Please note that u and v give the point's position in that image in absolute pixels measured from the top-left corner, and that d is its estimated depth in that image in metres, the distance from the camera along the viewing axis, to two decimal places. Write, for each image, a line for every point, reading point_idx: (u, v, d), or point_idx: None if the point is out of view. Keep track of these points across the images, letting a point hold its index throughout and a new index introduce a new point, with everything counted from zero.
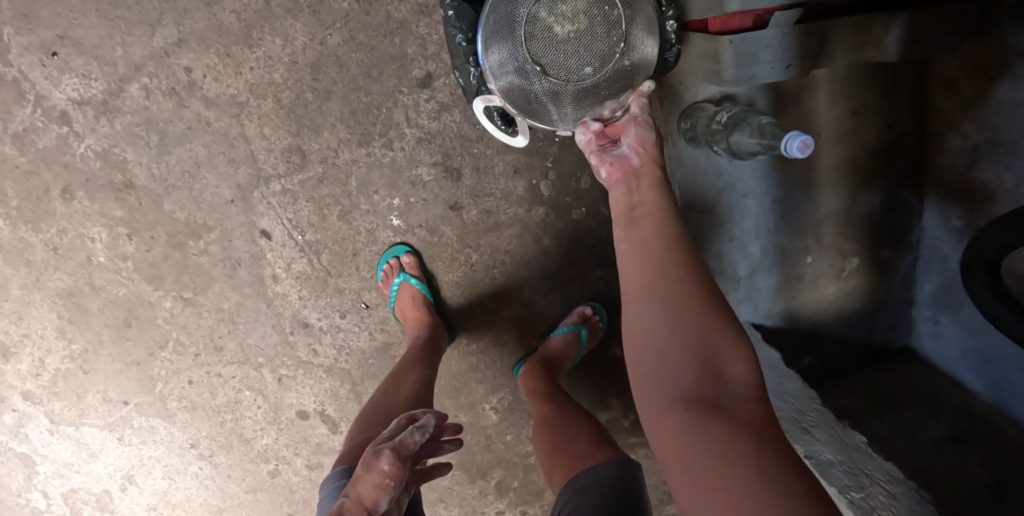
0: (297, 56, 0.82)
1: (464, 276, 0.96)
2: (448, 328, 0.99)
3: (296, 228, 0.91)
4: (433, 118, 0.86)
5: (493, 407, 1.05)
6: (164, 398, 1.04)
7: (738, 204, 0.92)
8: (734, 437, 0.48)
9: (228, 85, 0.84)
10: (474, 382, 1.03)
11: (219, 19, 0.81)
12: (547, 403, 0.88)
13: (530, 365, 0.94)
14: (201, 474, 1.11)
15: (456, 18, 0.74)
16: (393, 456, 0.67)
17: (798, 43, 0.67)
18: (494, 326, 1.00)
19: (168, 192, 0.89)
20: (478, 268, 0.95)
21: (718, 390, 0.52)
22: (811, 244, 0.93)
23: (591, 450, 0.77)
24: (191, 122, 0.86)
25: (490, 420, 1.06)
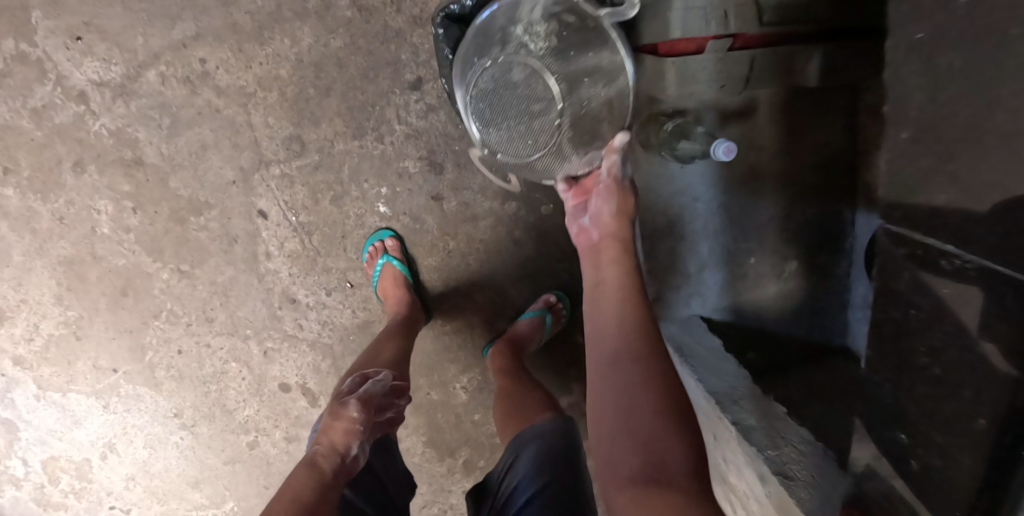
0: (303, 56, 0.92)
1: (442, 262, 1.06)
2: (426, 309, 1.08)
3: (291, 210, 0.99)
4: (421, 117, 0.96)
5: (463, 387, 1.14)
6: (153, 366, 1.10)
7: (689, 207, 1.04)
8: (660, 502, 0.50)
9: (238, 77, 0.93)
10: (447, 361, 1.12)
11: (234, 18, 0.91)
12: (508, 376, 0.98)
13: (497, 345, 1.04)
14: (182, 444, 1.17)
15: (444, 35, 0.84)
16: (359, 404, 0.76)
17: (731, 66, 0.80)
18: (467, 309, 1.09)
19: (175, 170, 0.97)
20: (455, 255, 1.05)
21: (655, 441, 0.53)
22: (754, 247, 1.05)
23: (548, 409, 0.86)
24: (201, 109, 0.94)
25: (460, 399, 1.15)
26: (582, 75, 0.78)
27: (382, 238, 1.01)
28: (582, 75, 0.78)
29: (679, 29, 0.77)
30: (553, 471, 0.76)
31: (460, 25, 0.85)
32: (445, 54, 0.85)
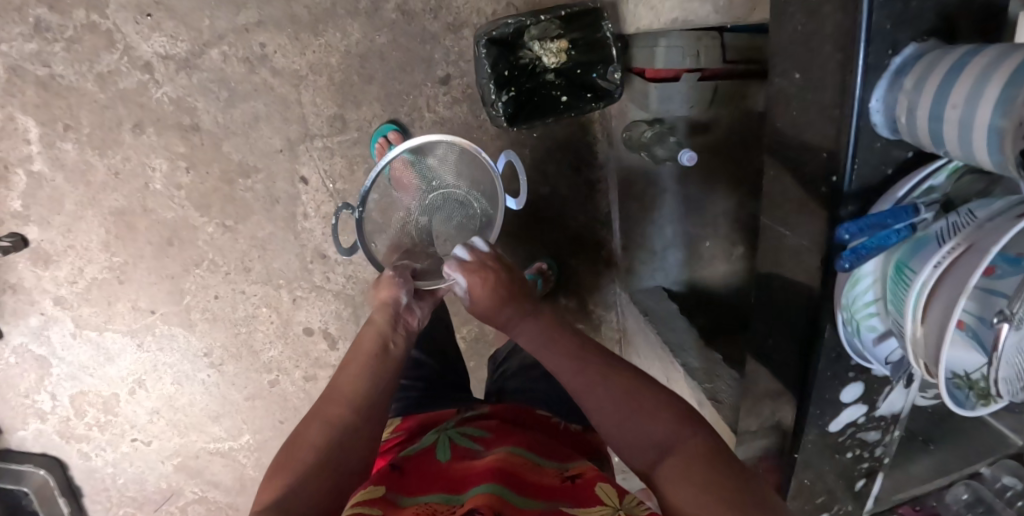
0: (351, 48, 1.09)
1: None
2: None
3: (329, 178, 1.16)
4: (447, 107, 1.15)
5: (463, 337, 1.35)
6: (189, 310, 1.24)
7: (659, 198, 1.23)
8: (667, 468, 0.56)
9: (293, 61, 1.09)
10: (451, 313, 1.32)
11: (293, 10, 1.06)
12: None
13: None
14: (207, 381, 1.31)
15: (485, 56, 0.96)
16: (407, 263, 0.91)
17: (697, 93, 1.04)
18: None
19: (228, 137, 1.11)
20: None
21: (647, 427, 0.60)
22: (710, 232, 1.25)
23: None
24: (257, 85, 1.09)
25: (458, 346, 1.36)
26: (588, 88, 1.01)
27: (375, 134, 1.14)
28: (588, 88, 1.01)
29: (663, 61, 0.99)
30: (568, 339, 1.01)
31: (494, 46, 0.96)
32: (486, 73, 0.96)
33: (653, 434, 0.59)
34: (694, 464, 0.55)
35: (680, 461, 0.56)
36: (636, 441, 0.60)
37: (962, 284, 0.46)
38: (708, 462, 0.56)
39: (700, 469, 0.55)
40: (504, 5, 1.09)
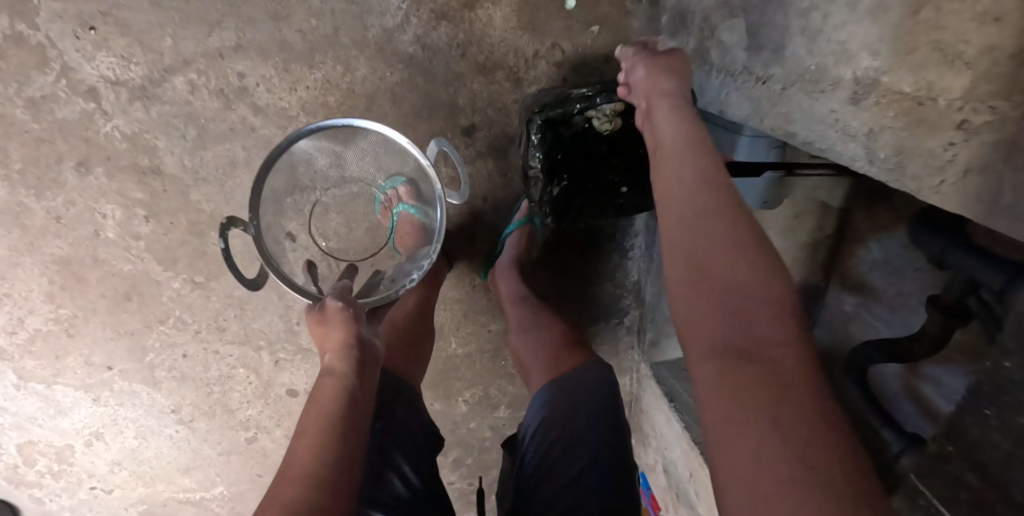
0: (355, 86, 0.88)
1: (464, 294, 1.04)
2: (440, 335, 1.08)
3: (321, 236, 0.95)
4: (469, 161, 0.94)
5: (465, 399, 1.16)
6: (153, 366, 1.07)
7: None
8: (752, 409, 0.41)
9: (280, 98, 0.87)
10: (453, 378, 1.13)
11: (283, 35, 0.84)
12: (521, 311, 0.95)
13: (500, 273, 0.99)
14: (176, 436, 1.16)
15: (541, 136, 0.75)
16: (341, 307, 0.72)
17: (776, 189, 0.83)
18: (480, 335, 1.09)
19: (198, 184, 0.91)
20: (479, 289, 1.03)
21: (755, 402, 0.41)
22: None
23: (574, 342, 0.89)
24: (234, 125, 0.88)
25: (459, 409, 1.18)
26: None
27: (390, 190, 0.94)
28: None
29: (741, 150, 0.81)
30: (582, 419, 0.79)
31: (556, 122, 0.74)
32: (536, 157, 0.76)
33: (741, 415, 0.41)
34: (797, 413, 0.40)
35: (775, 423, 0.40)
36: (723, 351, 0.45)
37: None
38: (822, 423, 0.39)
39: (806, 412, 0.40)
40: (548, 46, 0.88)
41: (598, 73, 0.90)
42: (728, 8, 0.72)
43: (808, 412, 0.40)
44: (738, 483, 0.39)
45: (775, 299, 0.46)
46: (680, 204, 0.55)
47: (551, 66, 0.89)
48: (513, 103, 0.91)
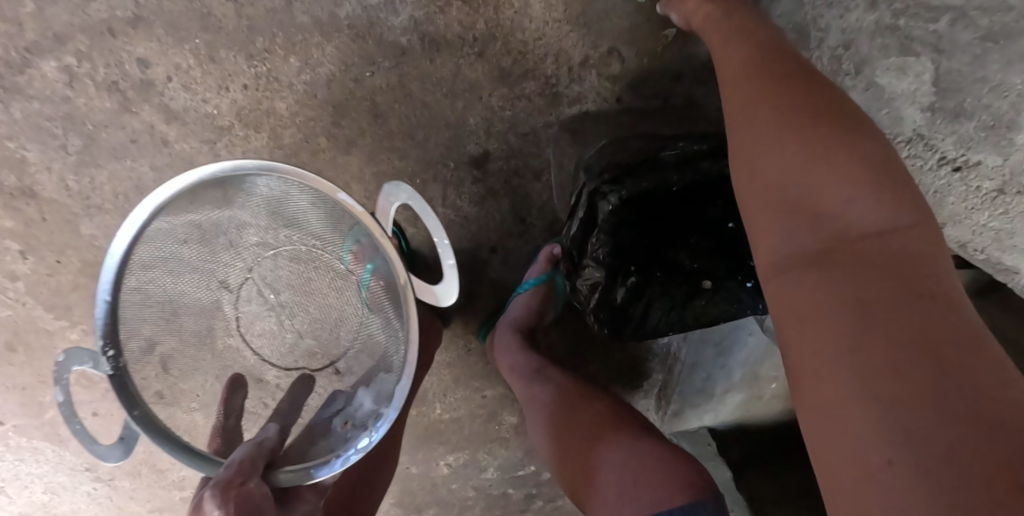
0: (317, 89, 0.60)
1: (457, 361, 0.78)
2: (424, 405, 0.81)
3: (268, 286, 0.67)
4: (475, 202, 0.67)
5: (448, 464, 0.87)
6: (57, 422, 0.83)
7: (744, 340, 0.79)
8: (843, 393, 0.32)
9: (206, 100, 0.60)
10: (438, 444, 0.85)
11: (207, 8, 0.57)
12: (535, 385, 0.66)
13: (497, 338, 0.70)
14: (95, 493, 0.91)
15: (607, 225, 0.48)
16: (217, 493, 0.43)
17: None
18: (475, 409, 0.82)
19: (89, 214, 0.63)
20: (476, 357, 0.77)
21: (868, 386, 0.31)
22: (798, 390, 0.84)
23: (600, 449, 0.58)
24: (139, 134, 0.60)
25: (440, 473, 0.88)
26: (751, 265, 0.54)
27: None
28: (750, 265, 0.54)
29: None
30: None
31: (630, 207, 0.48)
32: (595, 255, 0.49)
33: (842, 401, 0.32)
34: (902, 433, 0.29)
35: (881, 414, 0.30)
36: (830, 370, 0.33)
37: None
38: (952, 423, 0.29)
39: (927, 429, 0.29)
40: (603, 51, 0.61)
41: (668, 96, 0.63)
42: (901, 31, 0.47)
43: (918, 432, 0.29)
44: (844, 469, 0.31)
45: (874, 233, 0.35)
46: (744, 135, 0.41)
47: (603, 80, 0.62)
48: (544, 127, 0.64)
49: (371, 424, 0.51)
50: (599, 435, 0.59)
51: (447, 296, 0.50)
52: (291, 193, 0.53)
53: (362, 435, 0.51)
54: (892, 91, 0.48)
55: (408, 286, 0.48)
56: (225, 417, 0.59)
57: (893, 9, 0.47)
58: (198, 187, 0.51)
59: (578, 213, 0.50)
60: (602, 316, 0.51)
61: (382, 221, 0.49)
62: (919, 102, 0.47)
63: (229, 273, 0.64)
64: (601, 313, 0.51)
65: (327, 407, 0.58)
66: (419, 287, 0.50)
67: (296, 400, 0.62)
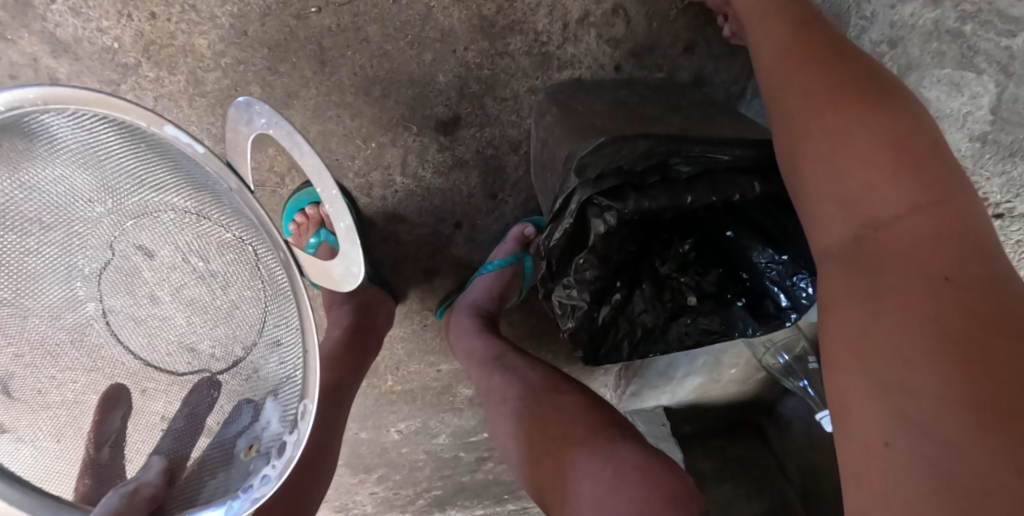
0: (249, 24, 0.48)
1: (411, 334, 0.72)
2: (376, 374, 0.76)
3: None
4: (441, 172, 0.57)
5: (400, 429, 0.85)
6: None
7: None
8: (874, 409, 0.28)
9: (104, 30, 0.47)
10: (389, 412, 0.82)
11: None
12: (495, 376, 0.58)
13: (454, 320, 0.63)
14: None
15: (603, 238, 0.40)
16: None
17: None
18: (430, 378, 0.78)
19: None
20: (431, 331, 0.72)
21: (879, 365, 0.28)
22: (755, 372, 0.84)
23: (566, 475, 0.48)
24: (17, 67, 0.48)
25: (391, 437, 0.87)
26: None
27: (307, 206, 0.58)
28: None
29: None
30: None
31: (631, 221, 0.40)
32: (580, 270, 0.42)
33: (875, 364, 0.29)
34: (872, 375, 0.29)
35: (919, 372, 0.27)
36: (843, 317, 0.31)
37: None
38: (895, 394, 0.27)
39: (974, 331, 0.27)
40: (606, 8, 0.51)
41: (673, 68, 0.55)
42: (964, 39, 0.42)
43: (1008, 389, 0.25)
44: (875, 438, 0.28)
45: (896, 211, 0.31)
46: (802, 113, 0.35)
47: (602, 42, 0.53)
48: (527, 93, 0.54)
49: (272, 457, 0.36)
50: (569, 439, 0.50)
51: (350, 279, 0.37)
52: (104, 132, 0.33)
53: (263, 467, 0.36)
54: (942, 109, 0.44)
55: (290, 259, 0.31)
56: (97, 446, 0.42)
57: (959, 10, 0.41)
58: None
59: (562, 227, 0.39)
60: (583, 338, 0.45)
61: (240, 168, 0.33)
62: (970, 128, 0.44)
63: (77, 258, 0.41)
64: (581, 338, 0.44)
65: (230, 423, 0.41)
66: (313, 270, 0.37)
67: (200, 406, 0.43)
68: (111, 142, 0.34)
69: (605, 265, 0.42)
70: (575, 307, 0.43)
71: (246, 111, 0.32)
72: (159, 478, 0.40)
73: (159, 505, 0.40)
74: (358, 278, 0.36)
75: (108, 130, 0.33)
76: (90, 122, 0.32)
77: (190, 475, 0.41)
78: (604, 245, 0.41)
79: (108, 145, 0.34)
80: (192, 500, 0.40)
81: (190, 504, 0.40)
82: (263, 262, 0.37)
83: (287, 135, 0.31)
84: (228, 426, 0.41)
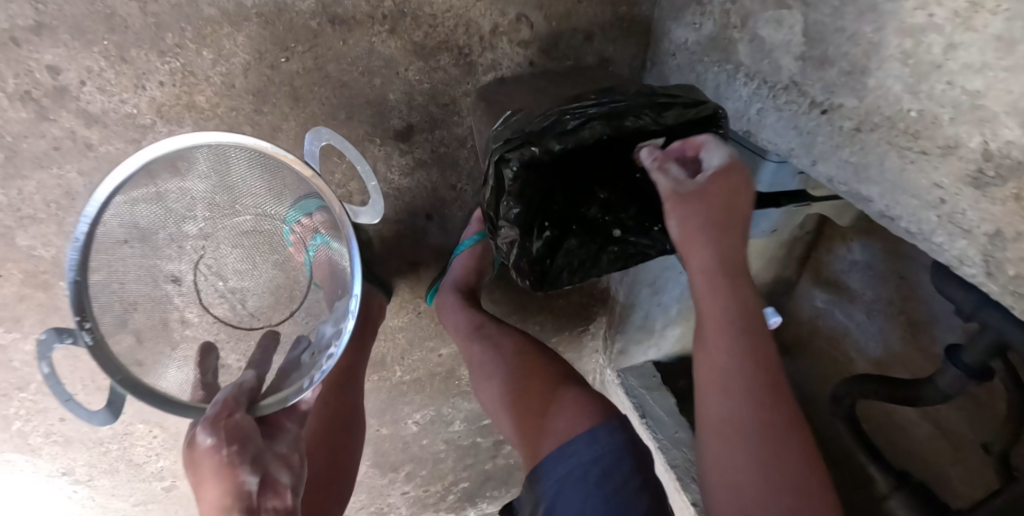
0: (234, 79, 0.61)
1: (410, 323, 0.83)
2: (386, 366, 0.87)
3: (215, 274, 0.68)
4: (406, 174, 0.70)
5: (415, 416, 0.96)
6: (25, 434, 0.82)
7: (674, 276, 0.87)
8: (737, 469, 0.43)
9: (124, 101, 0.59)
10: (402, 401, 0.93)
11: (109, 7, 0.54)
12: (475, 345, 0.70)
13: (441, 300, 0.73)
14: (75, 496, 0.93)
15: (518, 186, 0.51)
16: (206, 424, 0.53)
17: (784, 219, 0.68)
18: (432, 362, 0.89)
19: (23, 225, 0.63)
20: (426, 318, 0.83)
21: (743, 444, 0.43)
22: None
23: (556, 398, 0.61)
24: (60, 141, 0.60)
25: (409, 425, 0.97)
26: None
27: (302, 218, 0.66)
28: None
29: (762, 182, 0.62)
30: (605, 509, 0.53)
31: (540, 170, 0.51)
32: (507, 213, 0.53)
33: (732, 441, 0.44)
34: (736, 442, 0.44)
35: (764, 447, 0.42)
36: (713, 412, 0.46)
37: None
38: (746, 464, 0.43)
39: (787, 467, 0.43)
40: (511, 17, 0.63)
41: (579, 56, 0.67)
42: None
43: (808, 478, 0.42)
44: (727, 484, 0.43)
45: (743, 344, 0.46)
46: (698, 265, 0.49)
47: (514, 46, 0.65)
48: (463, 96, 0.67)
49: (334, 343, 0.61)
50: (523, 374, 0.66)
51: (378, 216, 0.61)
52: (232, 160, 0.58)
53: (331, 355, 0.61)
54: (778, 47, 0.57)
55: (342, 213, 0.57)
56: (202, 374, 0.64)
57: None
58: (158, 159, 0.54)
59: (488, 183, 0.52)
60: (523, 268, 0.56)
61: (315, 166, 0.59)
62: None
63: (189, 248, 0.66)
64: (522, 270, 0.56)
65: (295, 348, 0.67)
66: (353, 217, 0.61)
67: (269, 346, 0.68)
68: (232, 167, 0.59)
69: (529, 207, 0.53)
70: (511, 245, 0.54)
71: (321, 135, 0.57)
72: (253, 378, 0.62)
73: (255, 395, 0.60)
74: (381, 213, 0.60)
75: (234, 155, 0.57)
76: (228, 150, 0.56)
77: (271, 383, 0.64)
78: (522, 189, 0.52)
79: (231, 170, 0.60)
80: (277, 388, 0.63)
81: (277, 395, 0.61)
82: (313, 231, 0.66)
83: (343, 144, 0.57)
84: (294, 349, 0.67)
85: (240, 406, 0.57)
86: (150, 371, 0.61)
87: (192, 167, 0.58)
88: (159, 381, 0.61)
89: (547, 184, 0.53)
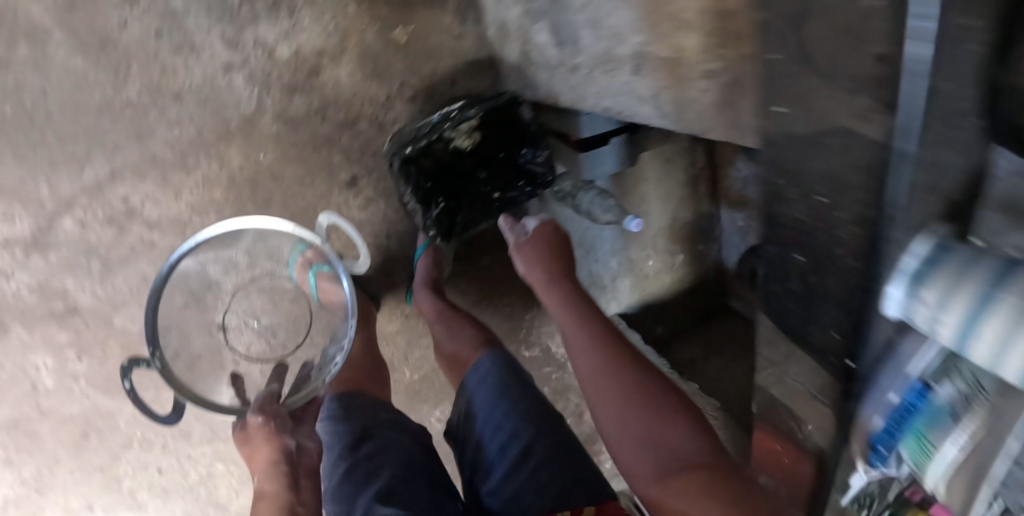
0: (234, 175, 0.93)
1: (402, 323, 1.16)
2: (393, 365, 1.19)
3: (250, 316, 0.94)
4: (364, 210, 1.04)
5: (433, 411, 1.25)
6: (133, 492, 1.12)
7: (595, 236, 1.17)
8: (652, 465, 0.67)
9: (170, 208, 0.92)
10: (413, 392, 1.24)
11: (150, 150, 0.87)
12: (439, 325, 1.01)
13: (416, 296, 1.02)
14: None
15: (405, 176, 0.86)
16: (256, 411, 0.81)
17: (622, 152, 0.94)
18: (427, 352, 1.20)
19: (117, 310, 0.94)
20: (412, 317, 1.16)
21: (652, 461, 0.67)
22: (649, 252, 1.25)
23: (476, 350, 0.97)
24: (136, 246, 0.92)
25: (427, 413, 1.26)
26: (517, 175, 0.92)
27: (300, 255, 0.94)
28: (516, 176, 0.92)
29: (585, 130, 0.89)
30: (499, 391, 0.88)
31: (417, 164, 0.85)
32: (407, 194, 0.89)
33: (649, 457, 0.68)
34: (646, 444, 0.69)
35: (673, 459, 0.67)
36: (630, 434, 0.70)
37: (981, 469, 0.44)
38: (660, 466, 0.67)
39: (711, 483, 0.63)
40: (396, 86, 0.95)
41: (451, 97, 1.00)
42: None
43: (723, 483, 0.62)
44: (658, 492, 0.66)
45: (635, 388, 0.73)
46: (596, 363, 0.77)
47: (406, 104, 0.98)
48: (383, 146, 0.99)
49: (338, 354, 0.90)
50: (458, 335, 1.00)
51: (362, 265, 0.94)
52: (262, 235, 0.87)
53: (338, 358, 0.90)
54: None
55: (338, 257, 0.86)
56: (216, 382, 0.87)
57: None
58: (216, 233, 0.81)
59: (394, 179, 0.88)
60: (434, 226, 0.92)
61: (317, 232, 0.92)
62: None
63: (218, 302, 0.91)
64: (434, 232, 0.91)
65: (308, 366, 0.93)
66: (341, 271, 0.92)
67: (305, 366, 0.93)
68: (260, 237, 0.87)
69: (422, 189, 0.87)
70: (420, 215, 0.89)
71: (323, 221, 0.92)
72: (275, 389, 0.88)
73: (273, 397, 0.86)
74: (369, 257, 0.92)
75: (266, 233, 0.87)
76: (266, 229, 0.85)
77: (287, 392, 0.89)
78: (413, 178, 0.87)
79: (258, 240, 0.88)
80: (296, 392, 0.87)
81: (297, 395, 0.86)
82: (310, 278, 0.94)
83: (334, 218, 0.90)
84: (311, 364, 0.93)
85: (275, 403, 0.83)
86: (201, 385, 0.84)
87: (236, 240, 0.85)
88: (208, 394, 0.84)
89: (428, 170, 0.86)
